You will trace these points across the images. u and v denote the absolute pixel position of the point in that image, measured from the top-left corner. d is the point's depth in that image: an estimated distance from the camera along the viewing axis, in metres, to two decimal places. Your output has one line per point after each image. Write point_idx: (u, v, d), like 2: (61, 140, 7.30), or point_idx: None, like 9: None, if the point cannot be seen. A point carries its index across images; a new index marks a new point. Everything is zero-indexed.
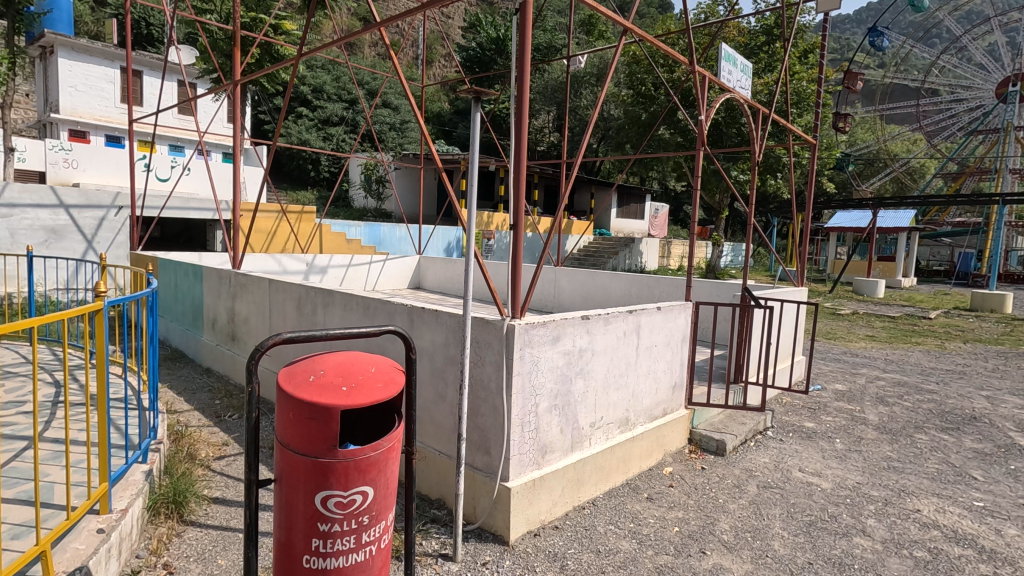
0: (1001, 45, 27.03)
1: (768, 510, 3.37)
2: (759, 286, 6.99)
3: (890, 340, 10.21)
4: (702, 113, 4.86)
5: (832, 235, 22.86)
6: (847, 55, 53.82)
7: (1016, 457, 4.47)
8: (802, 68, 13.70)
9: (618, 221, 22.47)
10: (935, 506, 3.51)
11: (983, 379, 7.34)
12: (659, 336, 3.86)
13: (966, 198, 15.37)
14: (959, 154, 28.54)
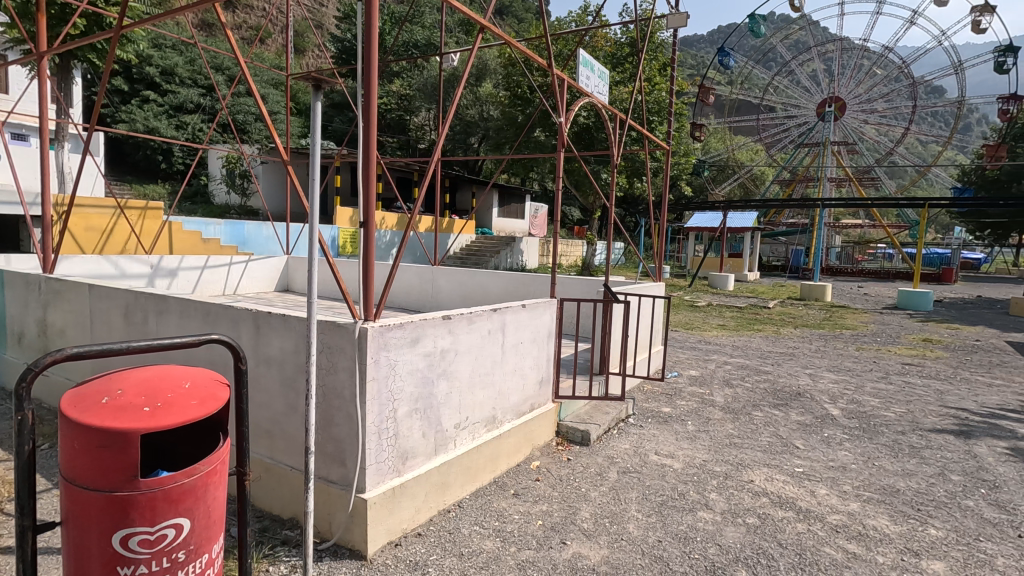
0: (820, 72, 31.58)
1: (626, 494, 3.56)
2: (622, 281, 7.45)
3: (737, 328, 11.43)
4: (563, 114, 4.99)
5: (692, 234, 25.11)
6: (702, 71, 59.77)
7: (828, 425, 5.19)
8: (661, 79, 14.90)
9: (500, 221, 22.83)
10: (765, 475, 3.94)
11: (808, 359, 8.48)
12: (525, 332, 3.92)
13: (798, 203, 17.41)
14: (790, 164, 32.81)
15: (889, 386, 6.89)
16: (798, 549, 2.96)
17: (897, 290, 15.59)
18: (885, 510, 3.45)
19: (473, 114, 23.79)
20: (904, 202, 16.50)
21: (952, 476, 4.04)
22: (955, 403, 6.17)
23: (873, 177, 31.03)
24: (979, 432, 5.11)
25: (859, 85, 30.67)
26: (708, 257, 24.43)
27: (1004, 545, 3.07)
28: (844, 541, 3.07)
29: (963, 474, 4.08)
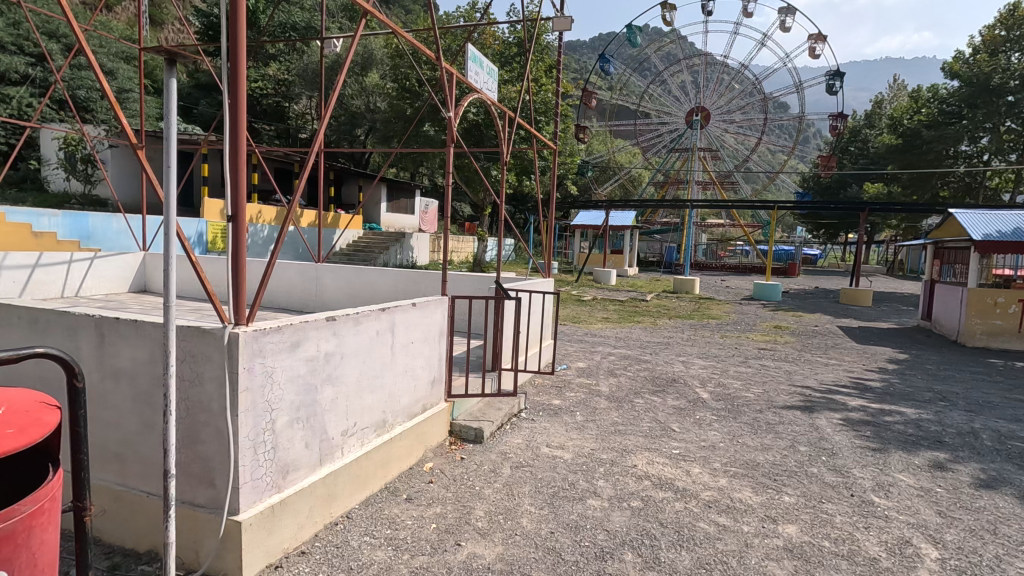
0: (688, 83, 34.46)
1: (519, 488, 3.60)
2: (513, 278, 7.54)
3: (620, 320, 12.13)
4: (452, 110, 4.92)
5: (577, 231, 26.27)
6: (585, 76, 62.67)
7: (699, 408, 5.66)
8: (548, 81, 15.36)
9: (389, 216, 22.16)
10: (647, 459, 4.19)
11: (681, 347, 9.22)
12: (416, 332, 3.81)
13: (670, 203, 18.81)
14: (664, 167, 35.48)
15: (749, 369, 7.67)
16: (676, 526, 3.18)
17: (753, 283, 17.49)
18: (748, 483, 3.82)
19: (358, 105, 23.01)
20: (759, 205, 18.45)
21: (800, 447, 4.58)
22: (800, 382, 7.02)
23: (733, 181, 34.49)
24: (820, 406, 5.85)
25: (720, 97, 33.92)
26: (592, 253, 25.66)
27: (841, 504, 3.53)
28: (715, 515, 3.35)
29: (809, 445, 4.63)
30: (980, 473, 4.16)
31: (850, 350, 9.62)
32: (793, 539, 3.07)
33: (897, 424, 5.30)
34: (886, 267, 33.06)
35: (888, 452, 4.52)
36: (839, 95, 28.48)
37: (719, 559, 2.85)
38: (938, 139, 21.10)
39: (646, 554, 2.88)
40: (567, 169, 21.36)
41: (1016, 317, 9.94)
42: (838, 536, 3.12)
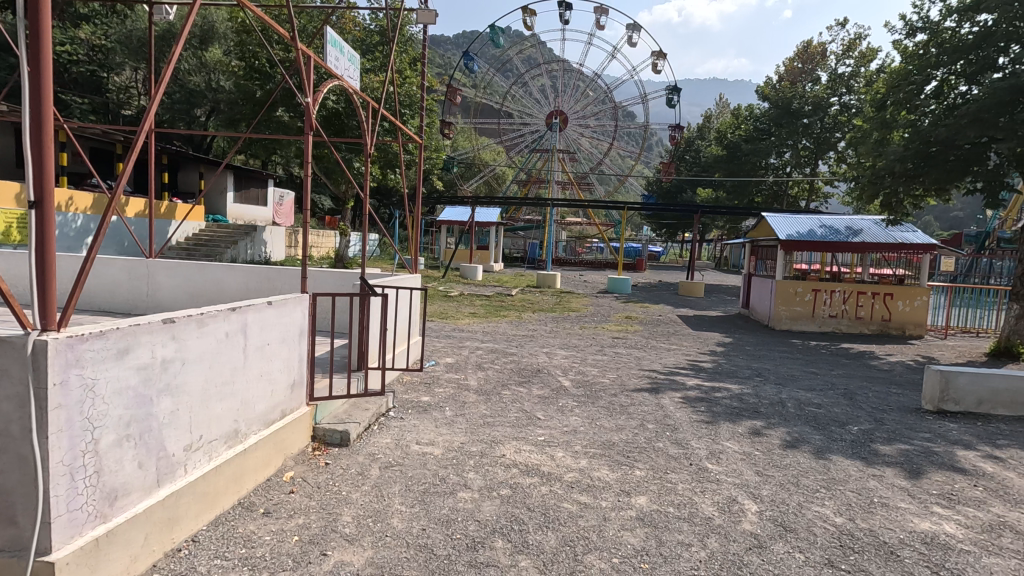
0: (548, 87, 36.10)
1: (389, 489, 3.51)
2: (378, 274, 7.31)
3: (486, 314, 12.38)
4: (309, 95, 4.60)
5: (443, 227, 26.27)
6: (450, 72, 62.65)
7: (562, 395, 5.99)
8: (412, 73, 15.10)
9: (237, 207, 20.15)
10: (515, 448, 4.34)
11: (545, 339, 9.67)
12: (271, 333, 3.53)
13: (533, 201, 19.57)
14: (526, 166, 36.83)
15: (605, 357, 8.30)
16: (543, 509, 3.34)
17: (607, 277, 18.89)
18: (605, 462, 4.14)
19: (198, 82, 20.85)
20: (611, 205, 19.92)
21: (648, 425, 5.07)
22: (648, 366, 7.75)
23: (589, 183, 36.90)
24: (664, 387, 6.52)
25: (576, 103, 36.04)
26: (458, 249, 25.78)
27: (682, 473, 3.98)
28: (577, 494, 3.57)
29: (656, 422, 5.15)
30: (786, 435, 4.95)
31: (687, 336, 10.83)
32: (644, 509, 3.39)
33: (725, 399, 6.10)
34: (715, 262, 37.70)
35: (718, 424, 5.19)
36: (677, 108, 31.75)
37: (581, 535, 3.05)
38: (753, 151, 24.99)
39: (515, 539, 2.99)
40: (433, 163, 21.21)
41: (810, 304, 11.92)
42: (680, 502, 3.51)
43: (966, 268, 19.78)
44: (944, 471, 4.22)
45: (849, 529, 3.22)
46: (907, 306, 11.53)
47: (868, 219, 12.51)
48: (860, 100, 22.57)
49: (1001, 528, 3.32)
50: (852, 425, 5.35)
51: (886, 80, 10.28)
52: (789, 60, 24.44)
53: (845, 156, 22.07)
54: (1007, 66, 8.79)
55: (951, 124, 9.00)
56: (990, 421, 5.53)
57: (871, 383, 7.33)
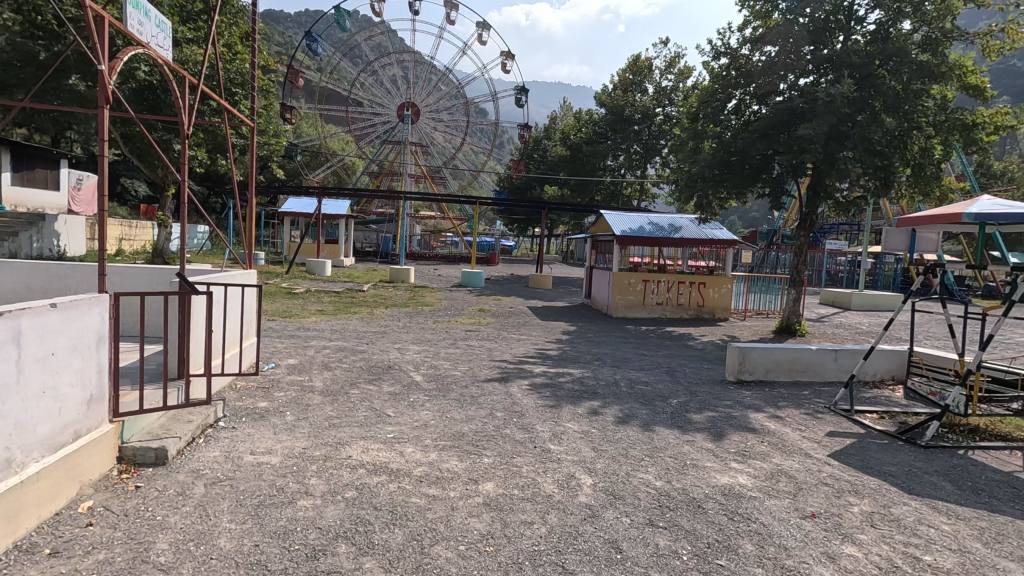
0: (398, 77, 35.30)
1: (216, 507, 3.18)
2: (204, 270, 6.56)
3: (335, 311, 11.79)
4: (105, 62, 3.94)
5: (286, 219, 24.43)
6: (292, 52, 58.18)
7: (413, 391, 5.93)
8: (243, 49, 13.77)
9: (16, 191, 16.66)
10: (362, 448, 4.20)
11: (397, 334, 9.50)
12: (58, 340, 2.98)
13: (383, 194, 19.00)
14: (377, 157, 35.68)
15: (457, 350, 8.39)
16: (390, 507, 3.28)
17: (461, 271, 19.08)
18: (454, 453, 4.20)
19: None
20: (463, 199, 20.10)
21: (497, 413, 5.24)
22: (498, 356, 8.01)
23: (442, 177, 36.98)
24: (513, 376, 6.80)
25: (428, 95, 35.77)
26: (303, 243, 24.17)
27: (527, 456, 4.19)
28: (426, 488, 3.57)
29: (504, 410, 5.34)
30: (619, 412, 5.46)
31: (536, 326, 11.38)
32: (491, 494, 3.50)
33: (567, 383, 6.55)
34: (562, 256, 40.09)
35: (561, 407, 5.54)
36: (525, 108, 32.97)
37: (428, 528, 3.05)
38: (593, 153, 27.08)
39: (360, 541, 2.90)
40: (272, 150, 19.56)
41: (641, 293, 13.27)
42: (524, 483, 3.69)
43: (760, 260, 23.47)
44: (739, 432, 4.98)
45: (667, 490, 3.65)
46: (716, 293, 13.36)
47: (685, 217, 14.24)
48: (679, 111, 25.49)
49: (779, 475, 4.01)
50: (672, 398, 6.07)
51: (698, 96, 11.74)
52: (622, 70, 26.69)
53: (668, 161, 24.77)
54: (786, 91, 10.54)
55: (747, 138, 10.59)
56: (774, 386, 6.65)
57: (688, 361, 8.38)
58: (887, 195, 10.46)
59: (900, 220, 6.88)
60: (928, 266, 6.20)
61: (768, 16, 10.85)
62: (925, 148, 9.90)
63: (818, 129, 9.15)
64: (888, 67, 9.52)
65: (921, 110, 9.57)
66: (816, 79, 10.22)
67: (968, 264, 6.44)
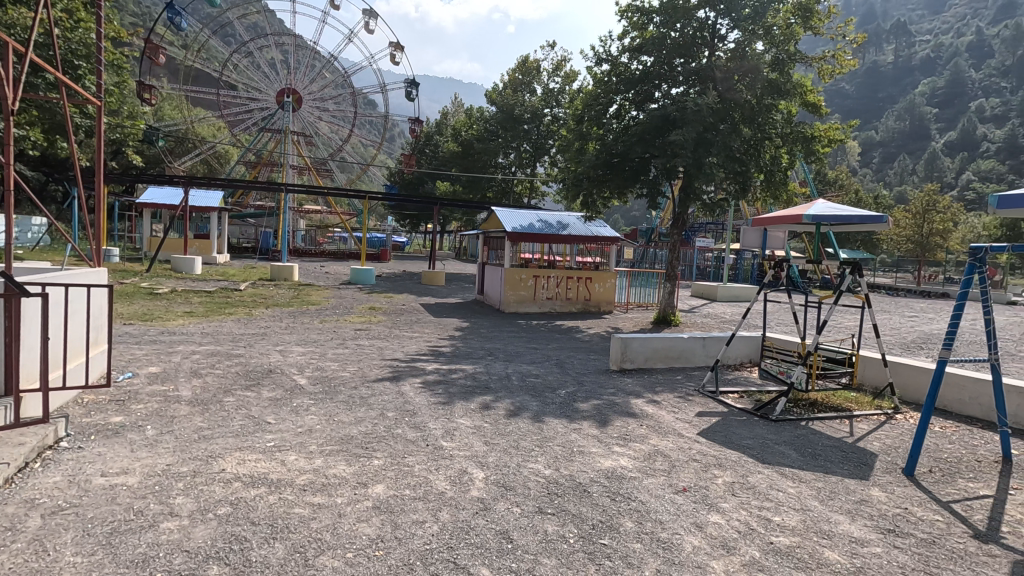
0: (277, 61, 33.01)
1: (56, 540, 2.77)
2: (39, 268, 5.68)
3: (207, 313, 10.78)
4: None
5: (146, 211, 21.87)
6: (149, 24, 52.03)
7: (296, 395, 5.59)
8: (87, 16, 12.10)
9: None
10: (238, 459, 3.89)
11: (279, 336, 8.90)
12: None
13: (261, 185, 17.66)
14: (254, 146, 33.12)
15: (345, 350, 8.05)
16: (270, 520, 3.07)
17: (349, 268, 18.35)
18: (341, 457, 4.03)
19: None
20: (351, 192, 19.27)
21: (388, 413, 5.11)
22: (389, 355, 7.80)
23: (328, 169, 35.27)
24: (405, 374, 6.67)
25: (312, 82, 33.89)
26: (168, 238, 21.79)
27: (419, 455, 4.13)
28: (311, 497, 3.39)
29: (395, 410, 5.22)
30: (511, 405, 5.57)
31: (429, 323, 11.26)
32: (381, 497, 3.41)
33: (460, 379, 6.56)
34: (455, 252, 40.04)
35: (453, 403, 5.53)
36: (415, 102, 32.38)
37: (312, 539, 2.90)
38: (484, 151, 27.23)
39: (235, 560, 2.68)
40: (126, 133, 17.39)
41: (532, 288, 13.66)
42: (415, 482, 3.64)
43: (641, 256, 25.17)
44: (622, 417, 5.31)
45: (556, 478, 3.79)
46: (601, 287, 14.13)
47: (572, 215, 14.81)
48: (566, 113, 26.49)
49: (656, 455, 4.33)
50: (561, 389, 6.31)
51: (582, 98, 12.24)
52: (512, 70, 27.22)
53: (556, 161, 25.65)
54: (661, 99, 11.36)
55: (627, 141, 11.28)
56: (652, 373, 7.17)
57: (576, 353, 8.76)
58: (745, 198, 11.66)
59: (753, 220, 7.65)
60: (776, 261, 6.95)
61: (644, 27, 11.60)
62: (775, 157, 11.16)
63: (688, 135, 9.99)
64: (745, 82, 10.60)
65: (771, 123, 10.78)
66: (686, 89, 11.13)
67: (807, 259, 7.34)
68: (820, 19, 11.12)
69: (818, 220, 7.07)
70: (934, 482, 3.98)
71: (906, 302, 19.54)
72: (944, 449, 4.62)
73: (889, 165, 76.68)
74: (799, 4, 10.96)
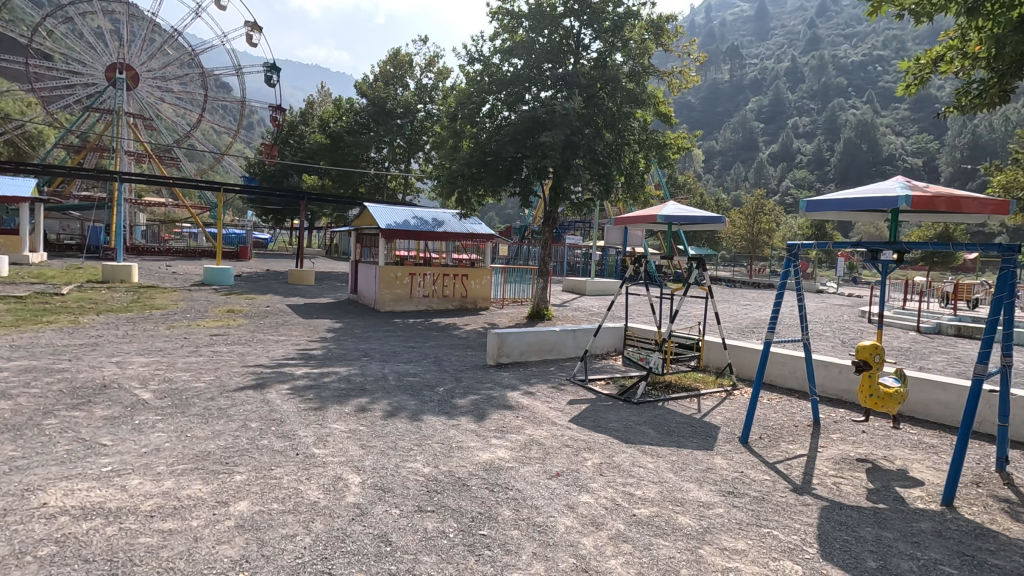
0: (105, 31, 28.79)
1: None
2: None
3: (17, 322, 9.11)
4: None
5: None
6: None
7: (139, 411, 4.94)
8: None
9: None
10: (64, 490, 3.36)
11: (115, 346, 7.79)
12: None
13: (87, 171, 15.30)
14: (77, 127, 28.60)
15: (199, 358, 7.28)
16: (109, 554, 2.70)
17: (202, 267, 16.60)
18: (197, 476, 3.65)
19: None
20: (202, 183, 17.39)
21: (251, 424, 4.73)
22: (251, 362, 7.20)
23: (173, 157, 31.57)
24: (270, 381, 6.20)
25: (150, 58, 30.07)
26: None
27: (287, 465, 3.88)
28: (159, 523, 3.04)
29: (260, 420, 4.84)
30: (388, 406, 5.44)
31: (297, 325, 10.59)
32: (244, 514, 3.15)
33: (332, 383, 6.25)
34: (325, 250, 38.06)
35: (326, 408, 5.27)
36: (277, 88, 30.10)
37: (163, 569, 2.61)
38: (355, 144, 25.86)
39: None
40: None
41: (408, 286, 13.44)
42: (284, 495, 3.41)
43: (515, 253, 25.92)
44: (499, 410, 5.44)
45: (434, 475, 3.79)
46: (477, 284, 14.27)
47: (447, 212, 14.75)
48: (439, 110, 26.36)
49: (531, 444, 4.50)
50: (439, 386, 6.30)
51: (455, 96, 12.24)
52: (383, 62, 26.49)
53: (430, 157, 25.39)
54: (531, 101, 11.76)
55: (499, 140, 11.52)
56: (527, 366, 7.43)
57: (453, 349, 8.79)
58: (609, 199, 12.44)
59: (616, 219, 8.23)
60: (636, 257, 7.56)
61: (514, 30, 11.92)
62: (634, 162, 12.06)
63: (556, 137, 10.47)
64: (607, 90, 11.36)
65: (629, 129, 11.66)
66: (554, 93, 11.64)
67: (661, 256, 8.10)
68: (669, 37, 12.27)
69: (670, 220, 7.85)
70: (763, 447, 4.62)
71: (741, 292, 22.36)
72: (770, 418, 5.37)
73: (727, 172, 86.89)
74: (651, 22, 12.02)
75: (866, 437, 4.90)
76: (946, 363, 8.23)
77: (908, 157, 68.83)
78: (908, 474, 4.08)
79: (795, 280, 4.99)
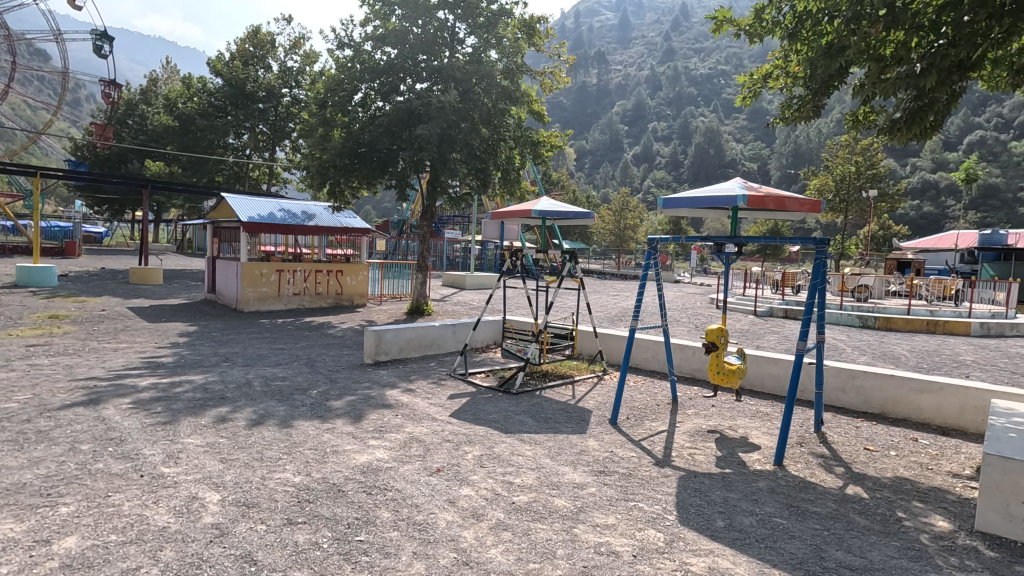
0: None
1: None
2: None
3: None
4: None
5: None
6: None
7: None
8: None
9: None
10: None
11: None
12: None
13: None
14: None
15: (11, 374, 6.14)
16: None
17: (13, 267, 14.01)
18: (7, 513, 3.07)
19: None
20: (11, 166, 14.61)
21: (82, 446, 4.09)
22: (82, 374, 6.24)
23: None
24: (106, 395, 5.42)
25: None
26: None
27: (129, 489, 3.41)
28: None
29: (92, 441, 4.20)
30: (252, 414, 5.01)
31: (141, 330, 9.35)
32: (72, 551, 2.72)
33: (185, 393, 5.61)
34: (176, 246, 34.02)
35: (178, 421, 4.72)
36: (109, 60, 26.22)
37: None
38: (209, 128, 23.31)
39: None
40: None
41: (275, 284, 12.50)
42: (125, 524, 3.00)
43: (393, 248, 25.19)
44: (377, 410, 5.26)
45: (306, 484, 3.56)
46: (353, 280, 13.66)
47: (318, 205, 13.90)
48: (307, 96, 24.67)
49: (411, 442, 4.42)
50: (311, 389, 5.95)
51: (324, 82, 11.60)
52: (240, 40, 24.23)
53: (298, 147, 23.68)
54: (406, 93, 11.50)
55: (373, 131, 11.11)
56: (406, 362, 7.28)
57: (326, 349, 8.34)
58: (486, 193, 12.61)
59: (492, 214, 8.26)
60: (513, 252, 7.69)
61: (387, 19, 11.56)
62: (510, 158, 12.33)
63: (433, 130, 10.35)
64: (482, 86, 11.41)
65: (504, 125, 11.88)
66: (429, 86, 11.47)
67: (536, 249, 8.31)
68: (540, 37, 12.63)
69: (544, 215, 8.08)
70: (630, 426, 4.98)
71: (609, 283, 23.85)
72: (637, 399, 5.79)
73: (596, 171, 92.07)
74: (524, 22, 12.29)
75: (715, 410, 5.48)
76: (777, 342, 9.51)
77: (746, 161, 78.13)
78: (748, 440, 4.64)
79: (654, 271, 5.42)
